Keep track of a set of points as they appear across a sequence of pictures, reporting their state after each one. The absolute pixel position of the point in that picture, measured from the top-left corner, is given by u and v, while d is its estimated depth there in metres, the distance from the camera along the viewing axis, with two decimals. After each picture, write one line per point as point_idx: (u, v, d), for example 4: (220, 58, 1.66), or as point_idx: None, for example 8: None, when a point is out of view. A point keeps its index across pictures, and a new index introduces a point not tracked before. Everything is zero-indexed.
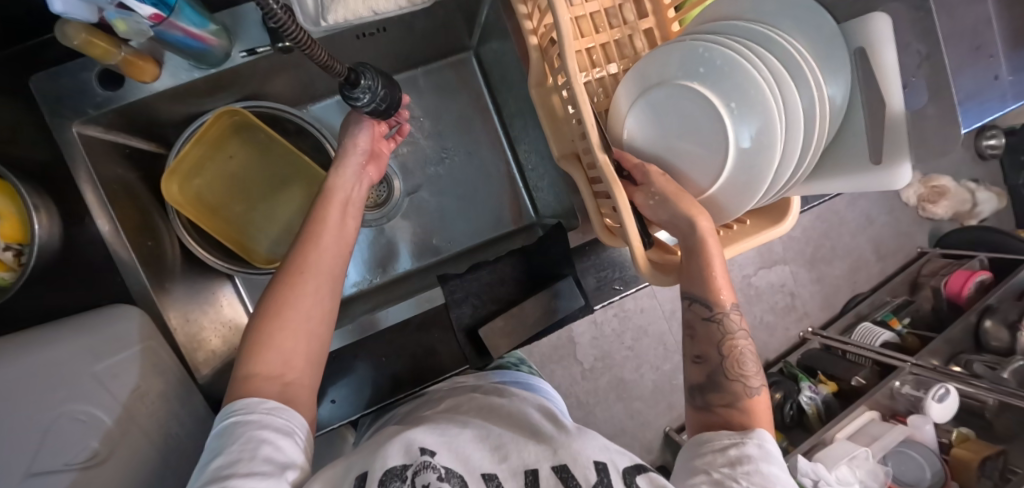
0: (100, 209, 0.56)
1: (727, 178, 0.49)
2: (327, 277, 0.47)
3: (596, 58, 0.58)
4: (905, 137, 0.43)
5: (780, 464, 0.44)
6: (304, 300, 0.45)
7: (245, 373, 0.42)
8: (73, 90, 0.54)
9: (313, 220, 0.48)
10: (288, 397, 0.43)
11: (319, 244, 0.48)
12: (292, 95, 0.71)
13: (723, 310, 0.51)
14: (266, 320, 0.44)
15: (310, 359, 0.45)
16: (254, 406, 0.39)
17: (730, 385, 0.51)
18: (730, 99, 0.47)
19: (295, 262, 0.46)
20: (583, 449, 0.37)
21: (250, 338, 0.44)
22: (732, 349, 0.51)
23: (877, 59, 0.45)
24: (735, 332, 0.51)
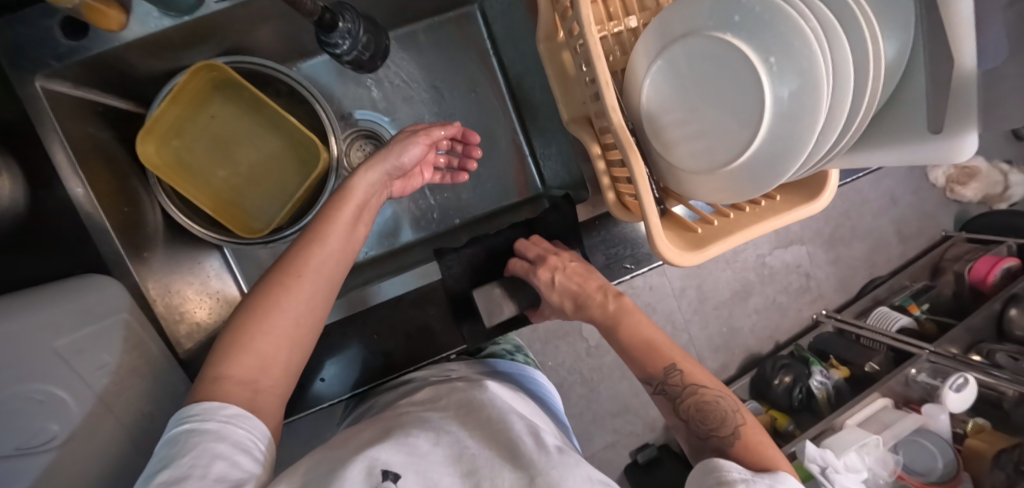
0: (70, 171, 0.51)
1: (759, 147, 0.43)
2: (326, 284, 0.45)
3: (614, 9, 0.52)
4: (975, 104, 0.36)
5: None
6: (297, 304, 0.43)
7: (214, 375, 0.39)
8: (33, 39, 0.49)
9: (325, 221, 0.45)
10: (256, 406, 0.40)
11: (323, 247, 0.45)
12: (280, 51, 0.66)
13: (659, 380, 0.50)
14: (251, 319, 0.42)
15: (288, 370, 0.43)
16: (213, 413, 0.36)
17: (711, 443, 0.47)
18: (768, 53, 0.41)
19: (294, 263, 0.44)
20: (563, 477, 0.34)
21: (227, 337, 0.41)
22: (692, 407, 0.48)
23: (947, 4, 0.35)
24: (681, 390, 0.49)
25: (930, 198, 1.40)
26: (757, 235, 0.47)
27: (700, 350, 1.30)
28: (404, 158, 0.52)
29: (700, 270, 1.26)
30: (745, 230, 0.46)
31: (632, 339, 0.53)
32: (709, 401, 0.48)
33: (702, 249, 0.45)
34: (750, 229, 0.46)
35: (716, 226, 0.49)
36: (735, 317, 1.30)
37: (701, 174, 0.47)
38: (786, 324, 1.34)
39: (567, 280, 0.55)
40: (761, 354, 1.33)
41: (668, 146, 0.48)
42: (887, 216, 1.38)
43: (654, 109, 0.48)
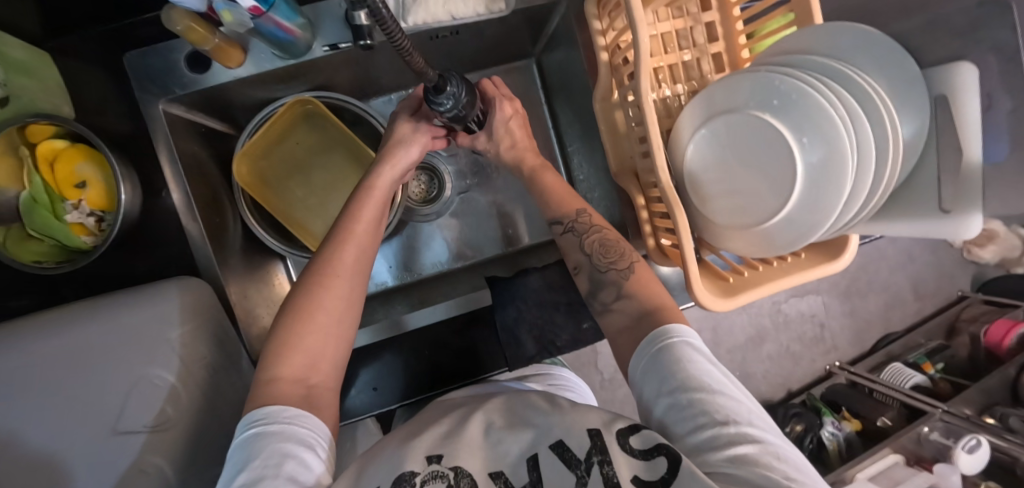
0: (175, 180, 0.59)
1: (789, 211, 0.49)
2: (358, 280, 0.51)
3: (663, 77, 0.61)
4: (979, 191, 0.42)
5: (702, 350, 0.44)
6: (336, 300, 0.49)
7: (269, 377, 0.44)
8: (163, 69, 0.57)
9: (350, 219, 0.53)
10: (312, 399, 0.45)
11: (353, 246, 0.52)
12: (357, 89, 0.74)
13: (571, 216, 0.58)
14: (296, 319, 0.47)
15: (336, 365, 0.48)
16: (276, 416, 0.41)
17: (608, 277, 0.55)
18: (801, 133, 0.48)
19: (330, 264, 0.50)
20: (577, 421, 0.42)
21: (281, 337, 0.47)
22: (594, 245, 0.56)
23: (959, 108, 0.44)
24: (587, 230, 0.58)
25: (948, 258, 1.43)
26: (781, 289, 0.52)
27: None
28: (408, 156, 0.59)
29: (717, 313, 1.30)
30: (776, 282, 0.51)
31: (551, 182, 0.62)
32: (610, 239, 0.56)
33: (734, 297, 0.50)
34: (777, 283, 0.51)
35: (747, 277, 0.54)
36: (748, 362, 1.33)
37: (736, 230, 0.52)
38: (799, 372, 1.36)
39: (512, 126, 0.64)
40: (773, 402, 1.35)
41: (705, 199, 0.54)
42: (904, 273, 1.41)
43: (692, 166, 0.54)
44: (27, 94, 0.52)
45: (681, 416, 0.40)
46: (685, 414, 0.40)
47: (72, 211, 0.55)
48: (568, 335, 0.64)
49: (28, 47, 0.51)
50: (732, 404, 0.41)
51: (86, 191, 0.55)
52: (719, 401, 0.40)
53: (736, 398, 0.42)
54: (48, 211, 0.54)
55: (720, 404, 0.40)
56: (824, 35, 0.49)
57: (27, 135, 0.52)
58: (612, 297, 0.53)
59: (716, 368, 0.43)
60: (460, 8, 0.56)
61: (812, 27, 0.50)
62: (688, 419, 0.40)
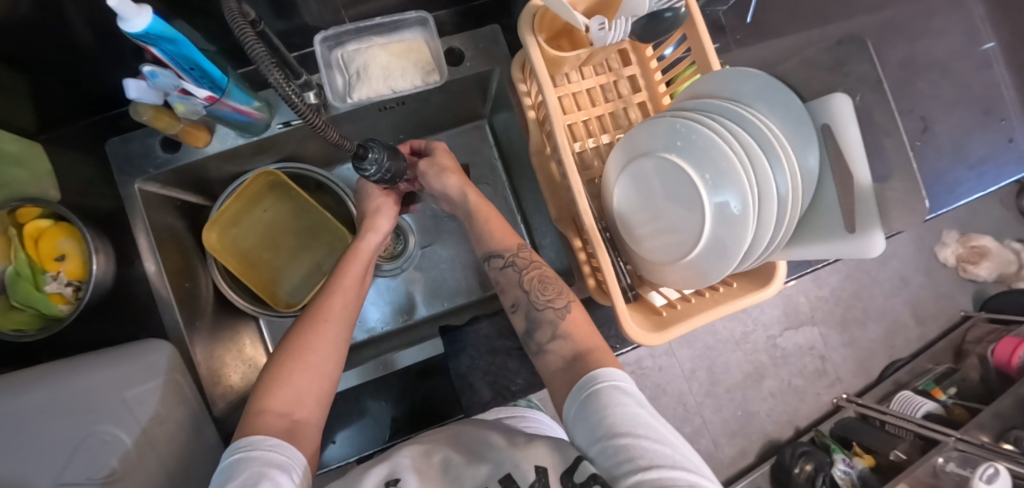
0: (148, 252, 0.64)
1: (708, 240, 0.52)
2: (345, 326, 0.55)
3: (591, 128, 0.66)
4: (875, 208, 0.44)
5: (626, 390, 0.46)
6: (326, 342, 0.52)
7: (258, 408, 0.46)
8: (140, 153, 0.64)
9: (339, 271, 0.58)
10: (295, 433, 0.46)
11: (342, 296, 0.56)
12: (324, 157, 0.80)
13: (511, 251, 0.61)
14: (287, 360, 0.51)
15: (319, 400, 0.50)
16: (258, 443, 0.42)
17: (545, 315, 0.57)
18: (705, 171, 0.52)
19: (319, 310, 0.55)
20: (527, 456, 0.44)
21: (270, 377, 0.50)
22: (531, 283, 0.59)
23: (841, 135, 0.47)
24: (527, 264, 0.60)
25: (944, 278, 1.39)
26: (714, 319, 0.54)
27: (715, 434, 1.30)
28: (382, 225, 0.63)
29: (709, 351, 1.29)
30: (704, 312, 0.53)
31: (492, 219, 0.64)
32: (548, 277, 0.59)
33: (665, 330, 0.52)
34: (706, 314, 0.53)
35: (680, 309, 0.57)
36: (749, 400, 1.30)
37: (666, 264, 0.56)
38: (804, 408, 1.32)
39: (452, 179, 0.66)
40: (781, 441, 1.31)
41: (637, 240, 0.59)
42: (900, 297, 1.38)
43: (621, 211, 0.59)
44: (16, 183, 0.58)
45: (608, 461, 0.40)
46: (612, 460, 0.40)
47: (51, 281, 0.59)
48: (524, 379, 0.67)
49: (22, 140, 0.58)
50: (659, 448, 0.40)
51: (64, 263, 0.59)
52: (645, 445, 0.40)
53: (661, 439, 0.41)
54: (30, 283, 0.58)
55: (645, 448, 0.40)
56: (724, 80, 0.54)
57: (18, 217, 0.58)
58: (548, 337, 0.55)
59: (642, 409, 0.44)
60: (401, 82, 0.63)
61: (713, 72, 0.56)
62: (614, 466, 0.40)
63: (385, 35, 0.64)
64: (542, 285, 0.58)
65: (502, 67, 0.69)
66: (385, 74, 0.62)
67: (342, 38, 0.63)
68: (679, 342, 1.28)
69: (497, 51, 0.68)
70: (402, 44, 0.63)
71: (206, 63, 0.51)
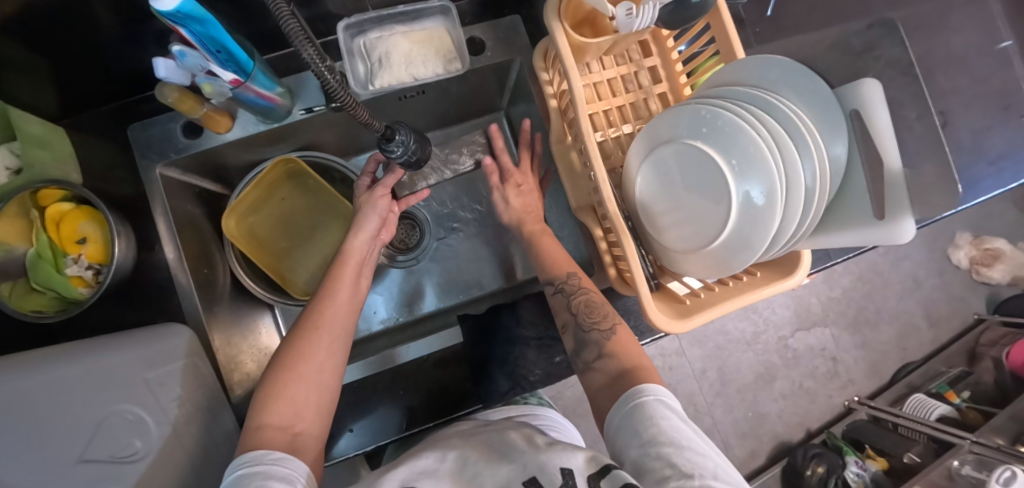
0: (168, 237, 0.64)
1: (732, 231, 0.52)
2: (341, 331, 0.54)
3: (612, 118, 0.66)
4: (907, 195, 0.44)
5: (671, 405, 0.46)
6: (322, 351, 0.52)
7: (257, 423, 0.46)
8: (160, 137, 0.64)
9: (329, 279, 0.56)
10: (297, 446, 0.46)
11: (335, 303, 0.55)
12: (341, 147, 0.80)
13: (560, 279, 0.60)
14: (283, 370, 0.50)
15: (319, 409, 0.50)
16: (262, 457, 0.43)
17: (591, 336, 0.56)
18: (731, 156, 0.51)
19: (312, 317, 0.54)
20: (553, 459, 0.43)
21: (267, 389, 0.49)
22: (581, 305, 0.58)
23: (871, 121, 0.47)
24: (575, 290, 0.59)
25: (957, 280, 1.37)
26: (737, 307, 0.53)
27: (726, 436, 1.29)
28: (365, 226, 0.61)
29: (720, 351, 1.28)
30: (728, 302, 0.53)
31: (547, 246, 0.65)
32: (596, 300, 0.58)
33: (688, 318, 0.52)
34: (729, 303, 0.53)
35: (704, 297, 0.57)
36: (760, 402, 1.29)
37: (688, 255, 0.55)
38: (816, 410, 1.31)
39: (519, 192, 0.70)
40: (792, 443, 1.29)
41: (660, 230, 0.58)
42: (913, 299, 1.36)
43: (643, 203, 0.59)
44: (40, 164, 0.58)
45: (649, 469, 0.40)
46: (653, 467, 0.40)
47: (72, 264, 0.60)
48: (542, 370, 0.67)
49: (44, 123, 0.58)
50: (700, 461, 0.40)
51: (86, 247, 0.60)
52: (688, 458, 0.40)
53: (704, 455, 0.41)
54: (50, 266, 0.58)
55: (688, 461, 0.40)
56: (748, 68, 0.54)
57: (38, 200, 0.58)
58: (594, 356, 0.55)
59: (686, 425, 0.43)
60: (422, 70, 0.63)
61: (739, 60, 0.55)
62: (655, 474, 0.40)
63: (407, 24, 0.64)
64: (591, 306, 0.57)
65: (523, 57, 0.69)
66: (407, 62, 0.62)
67: (364, 26, 0.63)
68: (690, 342, 1.27)
69: (519, 41, 0.68)
70: (424, 32, 0.63)
71: (233, 45, 0.51)
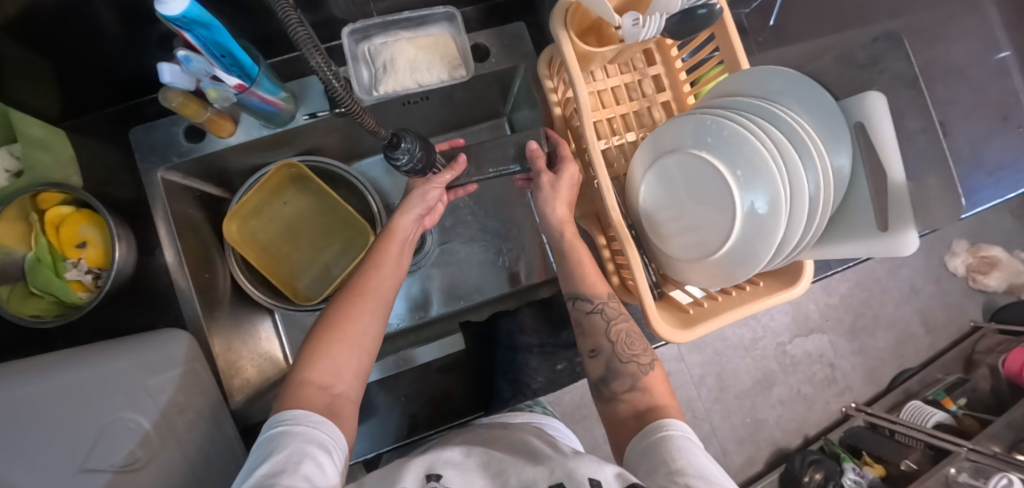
0: (168, 242, 0.64)
1: (737, 240, 0.52)
2: (383, 301, 0.55)
3: (616, 126, 0.66)
4: (910, 207, 0.44)
5: (696, 443, 0.46)
6: (364, 316, 0.52)
7: (300, 378, 0.47)
8: (162, 141, 0.63)
9: (378, 250, 0.57)
10: (335, 408, 0.46)
11: (381, 271, 0.56)
12: (344, 151, 0.80)
13: (600, 299, 0.58)
14: (326, 331, 0.51)
15: (358, 374, 0.50)
16: (302, 418, 0.42)
17: (627, 367, 0.56)
18: (736, 167, 0.51)
19: (357, 284, 0.55)
20: (581, 468, 0.41)
21: (310, 348, 0.50)
22: (618, 335, 0.57)
23: (876, 134, 0.48)
24: (616, 315, 0.57)
25: (954, 287, 1.38)
26: (740, 317, 0.53)
27: (724, 442, 1.29)
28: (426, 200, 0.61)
29: (719, 357, 1.29)
30: (730, 311, 0.53)
31: (584, 259, 0.60)
32: (634, 331, 0.58)
33: (691, 328, 0.52)
34: (731, 312, 0.53)
35: (707, 307, 0.56)
36: (758, 408, 1.30)
37: (691, 263, 0.55)
38: (813, 416, 1.32)
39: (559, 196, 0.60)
40: (790, 449, 1.30)
41: (663, 239, 0.58)
42: (910, 306, 1.37)
43: (647, 210, 0.59)
44: (41, 166, 0.58)
45: None
46: None
47: (71, 268, 0.59)
48: (544, 377, 0.67)
49: (45, 125, 0.57)
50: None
51: (86, 251, 0.59)
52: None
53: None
54: (50, 270, 0.58)
55: None
56: (752, 79, 0.55)
57: (39, 202, 0.58)
58: (624, 388, 0.55)
59: (713, 463, 0.43)
60: (427, 76, 0.63)
61: (743, 70, 0.56)
62: None
63: (412, 29, 0.64)
64: (627, 340, 0.57)
65: (528, 64, 0.69)
66: (412, 67, 0.62)
67: (369, 31, 0.63)
68: (688, 348, 1.27)
69: (523, 48, 0.68)
70: (429, 38, 0.63)
71: (238, 51, 0.51)
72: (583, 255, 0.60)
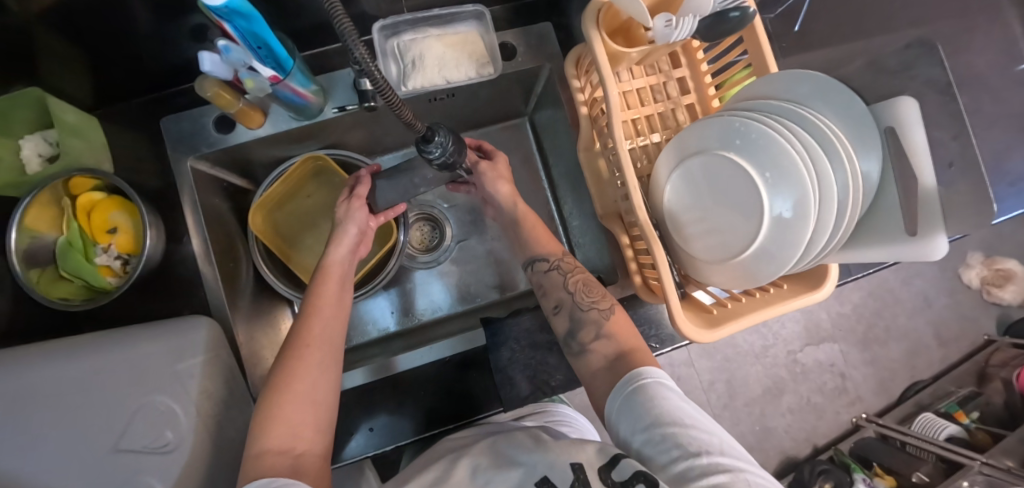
0: (195, 230, 0.64)
1: (761, 243, 0.52)
2: (331, 346, 0.52)
3: (641, 127, 0.66)
4: (940, 212, 0.43)
5: (668, 383, 0.46)
6: (311, 368, 0.49)
7: (255, 451, 0.44)
8: (193, 131, 0.64)
9: (313, 294, 0.55)
10: (301, 466, 0.44)
11: (319, 316, 0.53)
12: (366, 146, 0.81)
13: (558, 256, 0.62)
14: (275, 394, 0.47)
15: (318, 428, 0.48)
16: (265, 485, 0.39)
17: (589, 316, 0.57)
18: (764, 169, 0.52)
19: (298, 336, 0.51)
20: (562, 456, 0.43)
21: (261, 416, 0.46)
22: (577, 284, 0.59)
23: (907, 138, 0.47)
24: (571, 269, 0.61)
25: (967, 300, 1.36)
26: (764, 319, 0.53)
27: None
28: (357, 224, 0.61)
29: (729, 363, 1.28)
30: (755, 312, 0.53)
31: (537, 227, 0.66)
32: (592, 280, 0.59)
33: (715, 328, 0.52)
34: (756, 314, 0.53)
35: (730, 308, 0.56)
36: (767, 416, 1.29)
37: (714, 264, 0.56)
38: (823, 426, 1.31)
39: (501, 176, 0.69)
40: (799, 458, 1.29)
41: (686, 240, 0.58)
42: (924, 318, 1.35)
43: (671, 211, 0.59)
44: (74, 153, 0.58)
45: (657, 451, 0.41)
46: (660, 449, 0.41)
47: (101, 254, 0.61)
48: (563, 376, 0.67)
49: (81, 113, 0.59)
50: (705, 438, 0.41)
51: (116, 236, 0.61)
52: (692, 434, 0.41)
53: (707, 430, 0.42)
54: (80, 254, 0.59)
55: (693, 437, 0.41)
56: (780, 82, 0.55)
57: (72, 188, 0.59)
58: (592, 336, 0.55)
59: (688, 406, 0.44)
60: (455, 73, 0.63)
61: (772, 74, 0.56)
62: (662, 454, 0.40)
63: (441, 27, 0.65)
64: (585, 288, 0.59)
65: (553, 64, 0.69)
66: (440, 64, 0.63)
67: (399, 28, 0.64)
68: (698, 353, 1.27)
69: (549, 48, 0.69)
70: (458, 36, 0.64)
71: (274, 42, 0.52)
72: (538, 230, 0.66)
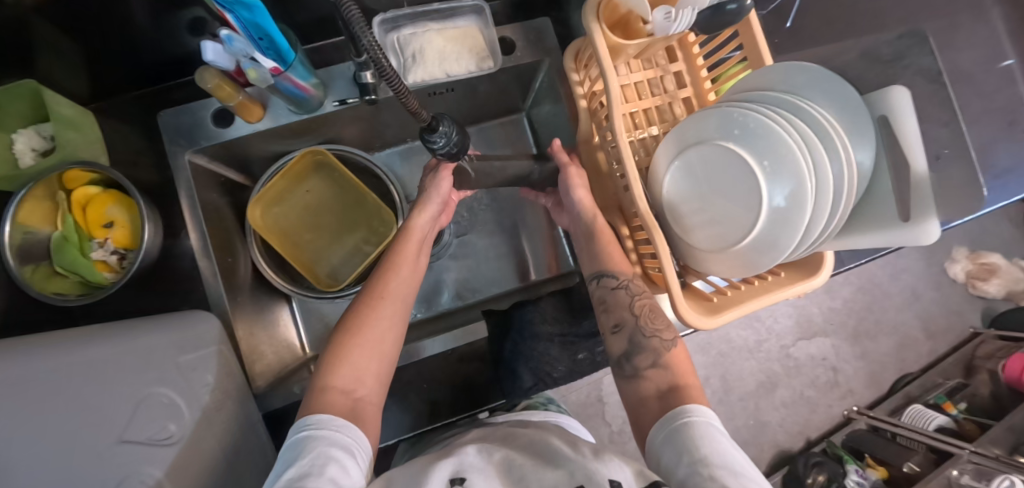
0: (193, 224, 0.64)
1: (760, 231, 0.53)
2: (402, 305, 0.55)
3: (639, 121, 0.67)
4: (933, 197, 0.45)
5: (718, 429, 0.46)
6: (383, 321, 0.53)
7: (322, 384, 0.47)
8: (191, 125, 0.64)
9: (394, 251, 0.58)
10: (358, 413, 0.46)
11: (398, 274, 0.57)
12: (364, 142, 0.81)
13: (627, 276, 0.59)
14: (348, 336, 0.51)
15: (380, 378, 0.50)
16: (326, 422, 0.43)
17: (650, 343, 0.57)
18: (763, 157, 0.53)
19: (377, 287, 0.55)
20: (601, 468, 0.41)
21: (331, 355, 0.50)
22: (643, 309, 0.58)
23: (899, 128, 0.49)
24: (641, 291, 0.59)
25: (953, 294, 1.37)
26: (763, 306, 0.54)
27: None
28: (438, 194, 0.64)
29: (723, 358, 1.29)
30: (755, 299, 0.54)
31: (611, 243, 0.62)
32: (659, 307, 0.58)
33: (716, 315, 0.53)
34: (755, 301, 0.54)
35: (729, 296, 0.57)
36: (761, 410, 1.31)
37: (713, 253, 0.56)
38: (815, 419, 1.32)
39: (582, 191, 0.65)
40: (793, 451, 1.31)
41: (686, 231, 0.59)
42: (912, 312, 1.37)
43: (670, 202, 0.60)
44: (71, 146, 0.58)
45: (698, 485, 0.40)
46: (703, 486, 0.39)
47: (97, 248, 0.60)
48: (565, 366, 0.69)
49: (76, 105, 0.58)
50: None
51: (113, 231, 0.60)
52: (739, 481, 0.40)
53: (754, 483, 0.41)
54: (76, 249, 0.58)
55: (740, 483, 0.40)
56: (775, 74, 0.56)
57: (66, 182, 0.58)
58: (648, 363, 0.55)
59: (736, 453, 0.43)
60: (455, 67, 0.64)
61: (766, 66, 0.57)
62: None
63: (441, 21, 0.65)
64: (653, 315, 0.57)
65: (552, 59, 0.70)
66: (441, 58, 0.63)
67: (398, 22, 0.64)
68: (693, 349, 1.28)
69: (548, 43, 0.70)
70: (457, 30, 0.64)
71: (276, 35, 0.52)
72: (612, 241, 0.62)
